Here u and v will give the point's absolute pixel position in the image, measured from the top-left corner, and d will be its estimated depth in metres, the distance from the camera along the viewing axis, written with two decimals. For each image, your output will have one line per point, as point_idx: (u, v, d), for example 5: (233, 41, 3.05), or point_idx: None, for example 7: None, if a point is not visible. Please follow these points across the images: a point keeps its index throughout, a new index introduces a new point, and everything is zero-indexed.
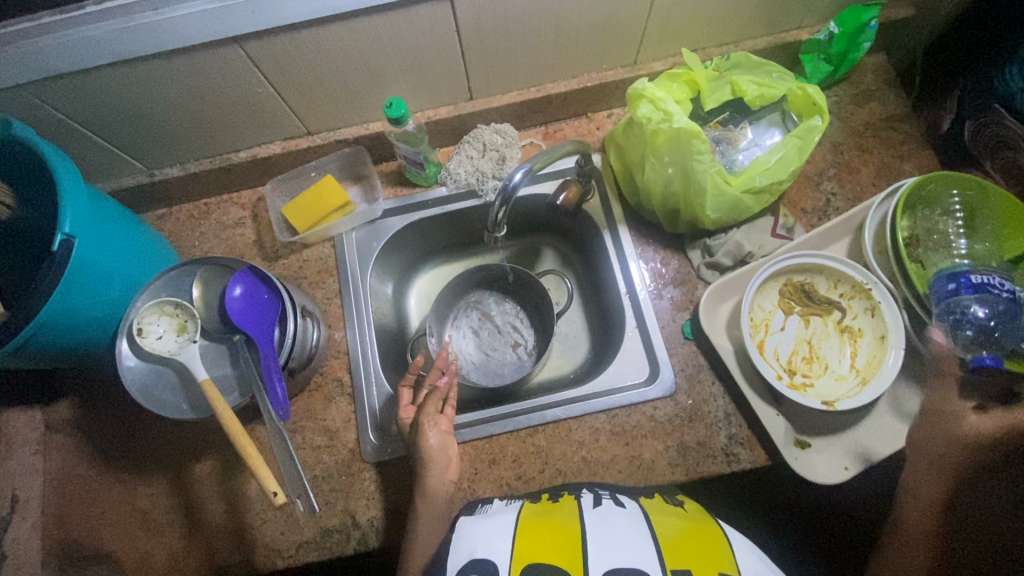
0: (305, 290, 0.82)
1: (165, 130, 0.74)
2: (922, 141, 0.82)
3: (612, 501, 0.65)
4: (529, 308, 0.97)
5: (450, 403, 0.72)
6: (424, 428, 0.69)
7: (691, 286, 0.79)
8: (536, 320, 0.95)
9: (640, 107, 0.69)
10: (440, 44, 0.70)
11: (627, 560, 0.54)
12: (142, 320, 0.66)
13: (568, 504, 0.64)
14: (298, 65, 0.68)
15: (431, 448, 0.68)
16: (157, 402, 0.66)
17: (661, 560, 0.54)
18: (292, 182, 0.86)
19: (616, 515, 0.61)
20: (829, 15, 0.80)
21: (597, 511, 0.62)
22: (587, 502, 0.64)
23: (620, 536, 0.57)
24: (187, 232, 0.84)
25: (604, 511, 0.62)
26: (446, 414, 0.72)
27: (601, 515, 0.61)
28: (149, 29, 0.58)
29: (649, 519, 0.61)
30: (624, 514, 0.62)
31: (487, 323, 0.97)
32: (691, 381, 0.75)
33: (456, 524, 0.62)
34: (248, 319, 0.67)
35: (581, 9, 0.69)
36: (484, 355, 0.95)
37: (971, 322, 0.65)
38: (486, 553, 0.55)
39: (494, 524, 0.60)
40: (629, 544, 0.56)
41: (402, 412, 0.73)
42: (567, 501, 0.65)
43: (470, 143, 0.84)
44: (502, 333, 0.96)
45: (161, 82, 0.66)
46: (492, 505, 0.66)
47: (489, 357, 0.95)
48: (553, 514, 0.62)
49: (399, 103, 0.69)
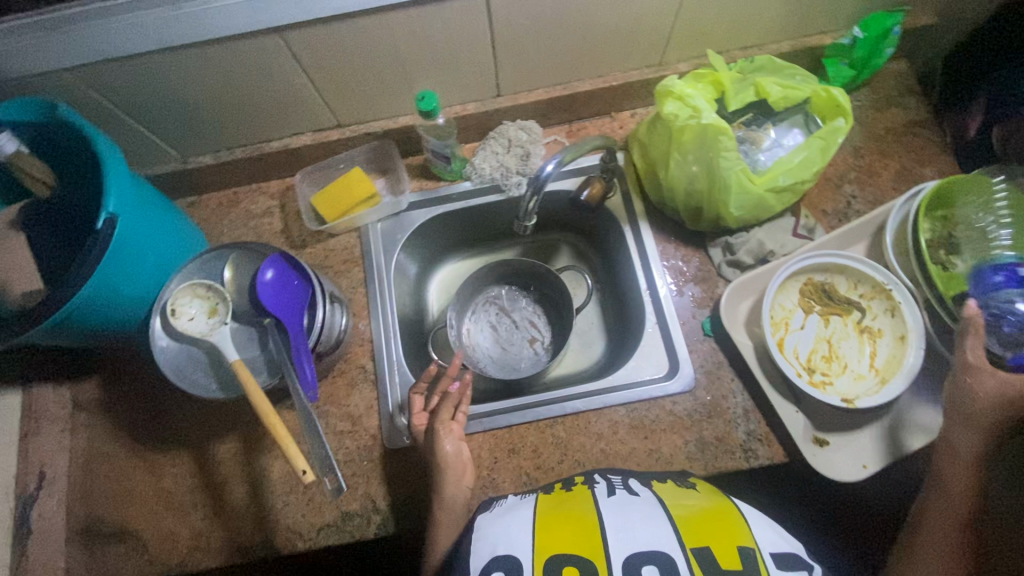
0: (330, 278, 0.83)
1: (202, 118, 0.76)
2: (942, 147, 0.83)
3: (626, 489, 0.64)
4: (548, 304, 0.98)
5: (461, 409, 0.73)
6: (444, 426, 0.70)
7: (712, 284, 0.80)
8: (553, 315, 0.97)
9: (667, 104, 0.71)
10: (473, 39, 0.71)
11: (646, 544, 0.56)
12: (175, 300, 0.68)
13: (581, 495, 0.64)
14: (333, 57, 0.69)
15: (447, 456, 0.69)
16: (188, 381, 0.67)
17: (681, 540, 0.56)
18: (321, 173, 0.88)
19: (633, 501, 0.62)
20: (853, 21, 0.82)
21: (611, 500, 0.62)
22: (602, 491, 0.64)
23: (639, 527, 0.58)
24: (216, 219, 0.86)
25: (619, 500, 0.62)
26: (458, 420, 0.72)
27: (615, 506, 0.61)
28: (194, 18, 0.60)
29: (665, 503, 0.62)
30: (639, 501, 0.62)
31: (504, 317, 0.98)
32: (711, 377, 0.76)
33: (474, 525, 0.64)
34: (279, 302, 0.69)
35: (611, 9, 0.71)
36: (502, 349, 0.96)
37: (1011, 318, 0.67)
38: (508, 550, 0.57)
39: (514, 520, 0.61)
40: (648, 530, 0.58)
41: (415, 419, 0.73)
42: (580, 491, 0.65)
43: (496, 139, 0.86)
44: (519, 328, 0.97)
45: (201, 69, 0.68)
46: (506, 500, 0.67)
47: (507, 351, 0.96)
48: (568, 505, 0.62)
49: (431, 96, 0.71)
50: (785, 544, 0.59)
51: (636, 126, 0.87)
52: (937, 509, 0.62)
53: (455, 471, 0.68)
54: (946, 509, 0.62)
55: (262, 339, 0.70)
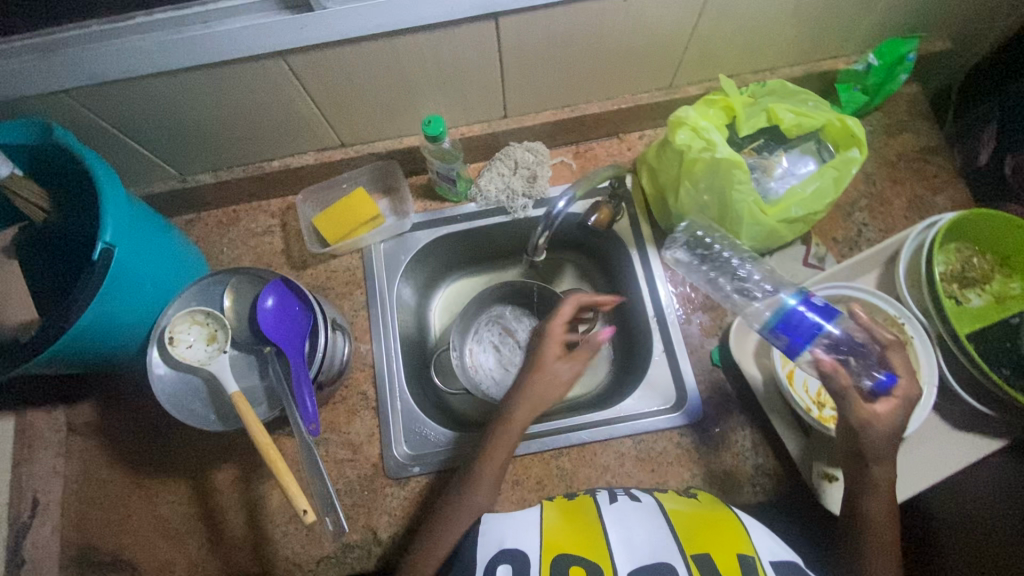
0: (332, 301, 0.82)
1: (201, 137, 0.74)
2: (955, 174, 0.82)
3: (627, 496, 0.67)
4: None
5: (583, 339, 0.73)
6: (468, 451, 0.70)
7: (720, 312, 0.79)
8: None
9: (679, 133, 0.70)
10: (481, 63, 0.69)
11: (649, 556, 0.59)
12: (173, 327, 0.67)
13: (585, 502, 0.67)
14: (338, 79, 0.67)
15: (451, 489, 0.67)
16: (186, 411, 0.66)
17: (681, 546, 0.59)
18: (322, 193, 0.86)
19: (635, 511, 0.64)
20: (867, 46, 0.80)
21: (613, 509, 0.65)
22: (603, 499, 0.67)
23: (641, 537, 0.61)
24: (215, 238, 0.84)
25: (621, 508, 0.65)
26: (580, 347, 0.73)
27: (617, 515, 0.64)
28: (193, 44, 0.58)
29: (665, 512, 0.64)
30: (640, 510, 0.65)
31: (507, 338, 0.97)
32: (718, 409, 0.75)
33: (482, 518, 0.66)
34: (280, 331, 0.67)
35: (623, 35, 0.69)
36: (504, 370, 0.94)
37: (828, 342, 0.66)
38: (515, 543, 0.61)
39: (522, 525, 0.63)
40: (648, 539, 0.60)
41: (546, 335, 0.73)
42: (583, 498, 0.68)
43: (502, 160, 0.84)
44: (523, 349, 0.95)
45: (202, 91, 0.66)
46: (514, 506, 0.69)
47: (509, 372, 0.93)
48: (572, 511, 0.65)
49: (437, 121, 0.69)
50: (784, 552, 0.60)
51: (644, 148, 0.86)
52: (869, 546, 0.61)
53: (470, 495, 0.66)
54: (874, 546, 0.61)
55: (262, 368, 0.69)
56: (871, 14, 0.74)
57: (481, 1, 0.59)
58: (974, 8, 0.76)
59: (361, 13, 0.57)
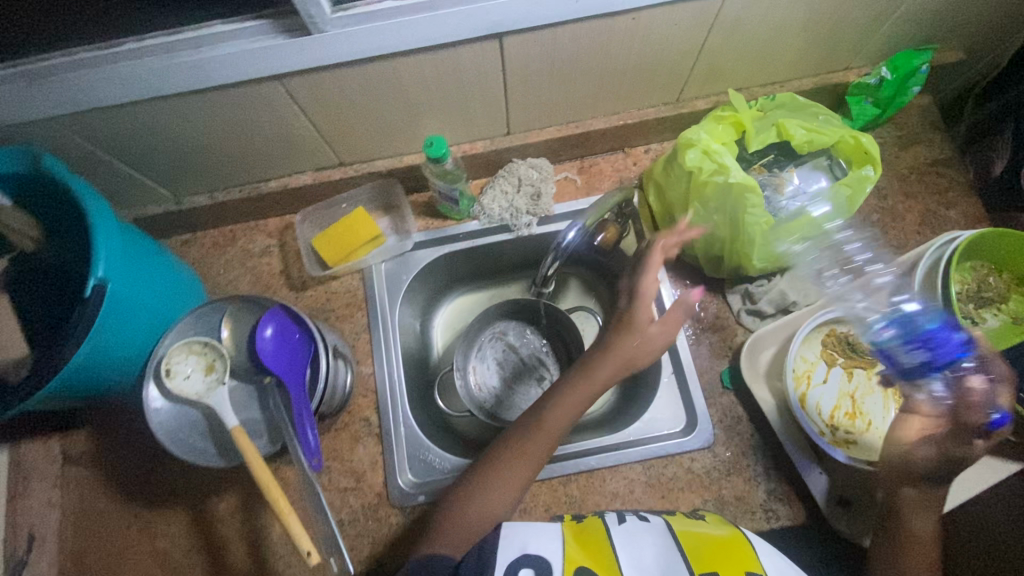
0: (332, 324, 0.80)
1: (196, 159, 0.72)
2: (968, 187, 0.80)
3: (636, 516, 0.66)
4: (555, 339, 0.93)
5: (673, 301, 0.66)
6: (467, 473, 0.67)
7: (731, 332, 0.77)
8: (562, 352, 0.92)
9: (689, 154, 0.68)
10: (484, 81, 0.67)
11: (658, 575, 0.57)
12: (170, 359, 0.65)
13: (593, 523, 0.65)
14: (335, 101, 0.65)
15: None
16: (185, 447, 0.64)
17: (690, 567, 0.57)
18: (321, 212, 0.84)
19: (644, 533, 0.62)
20: (878, 58, 0.78)
21: (621, 530, 0.63)
22: (612, 519, 0.65)
23: (649, 558, 0.59)
24: (212, 260, 0.82)
25: (630, 529, 0.63)
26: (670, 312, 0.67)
27: (626, 535, 0.62)
28: (185, 69, 0.56)
29: (674, 533, 0.62)
30: (649, 531, 0.63)
31: (512, 354, 0.93)
32: (730, 433, 0.73)
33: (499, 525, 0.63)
34: (280, 361, 0.65)
35: (630, 52, 0.67)
36: (509, 388, 0.91)
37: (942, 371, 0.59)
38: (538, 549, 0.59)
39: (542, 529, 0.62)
40: (657, 558, 0.59)
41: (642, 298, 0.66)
42: (591, 520, 0.66)
43: (504, 177, 0.82)
44: (527, 365, 0.93)
45: (195, 114, 0.63)
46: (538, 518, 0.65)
47: (514, 390, 0.91)
48: (579, 531, 0.63)
49: (440, 142, 0.67)
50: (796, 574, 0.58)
51: (650, 163, 0.84)
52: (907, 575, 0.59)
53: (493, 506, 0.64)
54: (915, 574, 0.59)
55: (261, 400, 0.67)
56: (883, 26, 0.72)
57: (485, 22, 0.56)
58: (988, 19, 0.74)
59: (359, 36, 0.55)
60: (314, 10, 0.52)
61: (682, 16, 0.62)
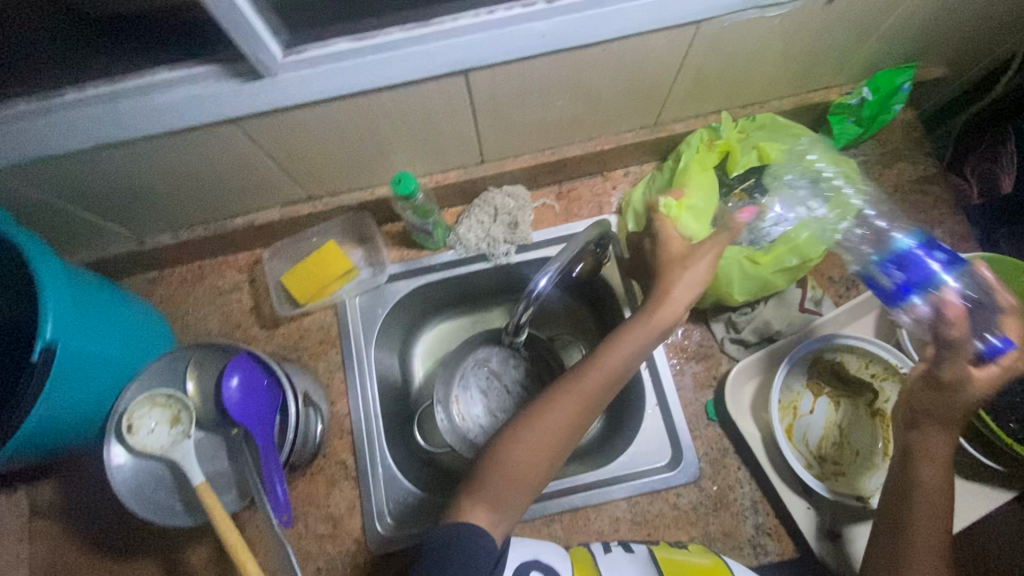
0: (305, 362, 0.77)
1: (156, 200, 0.69)
2: (953, 205, 0.79)
3: (622, 547, 0.64)
4: (540, 364, 0.89)
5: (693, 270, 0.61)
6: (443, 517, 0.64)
7: (714, 361, 0.76)
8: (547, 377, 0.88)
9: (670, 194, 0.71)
10: (452, 115, 0.65)
11: None
12: (131, 413, 0.62)
13: (580, 550, 0.64)
14: (297, 139, 0.63)
15: None
16: (150, 504, 0.61)
17: None
18: (292, 246, 0.81)
19: (624, 557, 0.62)
20: (859, 76, 0.76)
21: (606, 559, 0.62)
22: (597, 548, 0.64)
23: None
24: (180, 298, 0.79)
25: (614, 559, 0.62)
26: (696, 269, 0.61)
27: (609, 565, 0.61)
28: (132, 116, 0.53)
29: (656, 560, 0.61)
30: (632, 562, 0.61)
31: (497, 383, 0.88)
32: (716, 466, 0.72)
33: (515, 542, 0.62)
34: (248, 411, 0.62)
35: (602, 82, 0.65)
36: (494, 418, 0.85)
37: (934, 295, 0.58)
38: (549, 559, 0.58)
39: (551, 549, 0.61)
40: None
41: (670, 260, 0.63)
42: (578, 548, 0.65)
43: (481, 207, 0.79)
44: (512, 392, 0.87)
45: (151, 158, 0.61)
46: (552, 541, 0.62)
47: (499, 419, 0.85)
48: (573, 555, 0.62)
49: (407, 179, 0.66)
50: None
51: (629, 186, 0.82)
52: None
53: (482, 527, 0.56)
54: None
55: (230, 451, 0.64)
56: (863, 47, 0.70)
57: (449, 59, 0.54)
58: (970, 36, 0.72)
59: (316, 79, 0.53)
60: (265, 57, 0.49)
61: (654, 46, 0.60)
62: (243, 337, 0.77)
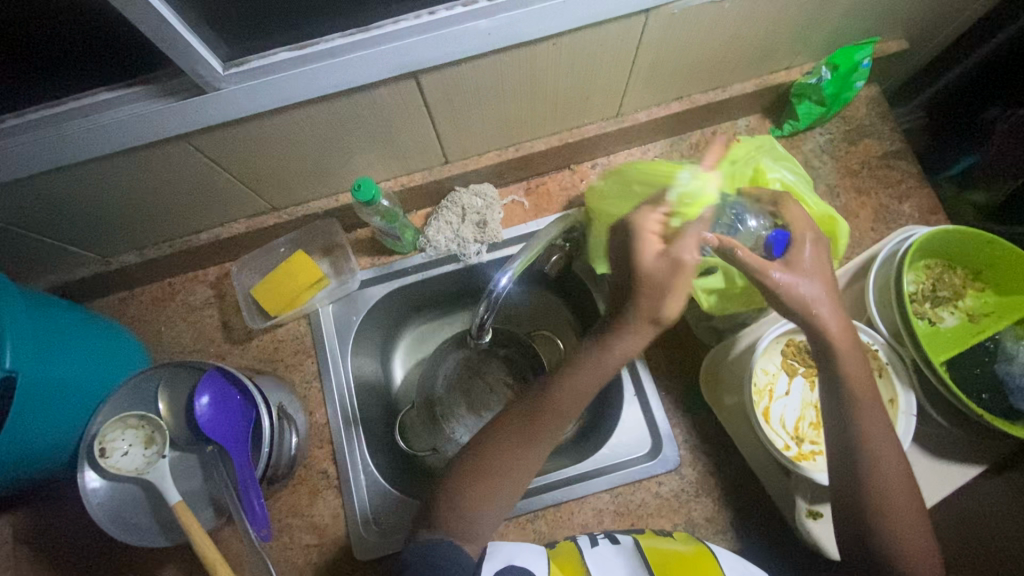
0: (281, 374, 0.76)
1: (114, 221, 0.69)
2: (920, 178, 0.79)
3: (608, 538, 0.62)
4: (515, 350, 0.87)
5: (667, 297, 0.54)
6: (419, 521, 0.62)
7: (689, 348, 0.76)
8: (524, 363, 0.86)
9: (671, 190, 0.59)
10: (408, 117, 0.64)
11: None
12: (104, 437, 0.61)
13: (565, 545, 0.62)
14: (253, 151, 0.62)
15: None
16: (128, 526, 0.61)
17: None
18: (261, 258, 0.81)
19: (612, 555, 0.59)
20: (818, 56, 0.76)
21: (593, 551, 0.60)
22: (585, 542, 0.62)
23: None
24: (151, 317, 0.79)
25: (602, 552, 0.60)
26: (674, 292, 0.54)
27: (597, 558, 0.59)
28: (76, 139, 0.52)
29: (642, 552, 0.59)
30: (618, 553, 0.59)
31: (482, 389, 0.85)
32: (695, 452, 0.72)
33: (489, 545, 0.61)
34: (221, 429, 0.62)
35: (555, 77, 0.64)
36: (480, 415, 0.83)
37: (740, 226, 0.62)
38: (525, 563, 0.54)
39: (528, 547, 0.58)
40: None
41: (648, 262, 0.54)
42: (564, 543, 0.63)
43: (449, 208, 0.79)
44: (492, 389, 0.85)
45: (104, 178, 0.60)
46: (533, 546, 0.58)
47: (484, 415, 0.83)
48: (553, 554, 0.60)
49: (368, 185, 0.65)
50: None
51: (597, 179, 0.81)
52: (910, 566, 0.54)
53: (455, 522, 0.56)
54: (914, 567, 0.54)
55: (206, 469, 0.64)
56: (819, 28, 0.70)
57: (396, 61, 0.54)
58: (926, 9, 0.72)
59: (261, 89, 0.52)
60: (203, 70, 0.49)
61: (603, 38, 0.60)
62: (217, 352, 0.77)
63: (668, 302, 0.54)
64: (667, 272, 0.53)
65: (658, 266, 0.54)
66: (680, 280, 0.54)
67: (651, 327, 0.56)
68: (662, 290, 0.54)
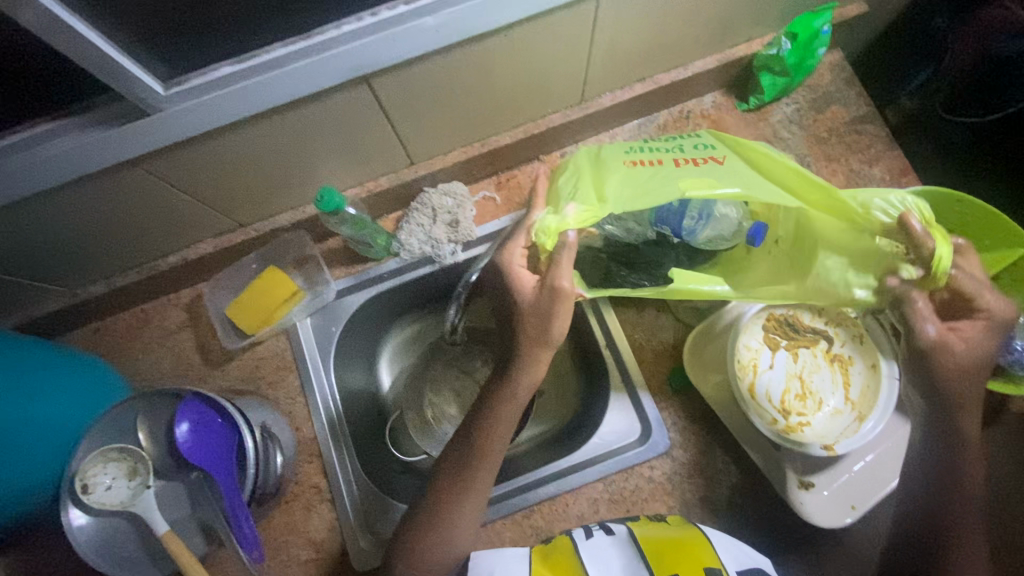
0: (264, 392, 0.75)
1: (74, 252, 0.67)
2: (888, 141, 0.78)
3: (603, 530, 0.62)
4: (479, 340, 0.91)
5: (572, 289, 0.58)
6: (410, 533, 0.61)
7: (672, 330, 0.76)
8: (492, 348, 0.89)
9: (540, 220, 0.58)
10: (366, 122, 0.63)
11: None
12: (85, 473, 0.60)
13: (561, 540, 0.62)
14: (209, 169, 0.61)
15: None
16: (118, 561, 0.60)
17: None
18: (233, 276, 0.79)
19: (609, 550, 0.59)
20: (777, 25, 0.75)
21: (589, 546, 0.60)
22: (579, 535, 0.62)
23: None
24: (126, 346, 0.77)
25: (598, 546, 0.60)
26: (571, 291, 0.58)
27: (593, 554, 0.58)
28: (19, 173, 0.51)
29: (636, 543, 0.59)
30: (614, 547, 0.59)
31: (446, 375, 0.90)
32: (685, 434, 0.72)
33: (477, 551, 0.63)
34: (205, 455, 0.60)
35: (510, 71, 0.63)
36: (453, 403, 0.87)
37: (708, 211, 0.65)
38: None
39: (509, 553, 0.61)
40: None
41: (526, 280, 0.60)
42: (559, 538, 0.63)
43: (419, 209, 0.77)
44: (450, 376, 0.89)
45: (56, 211, 0.59)
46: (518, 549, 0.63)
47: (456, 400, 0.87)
48: (543, 553, 0.60)
49: (331, 195, 0.63)
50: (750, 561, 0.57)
51: None
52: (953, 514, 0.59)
53: None
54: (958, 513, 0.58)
55: (193, 496, 0.63)
56: None
57: (348, 64, 0.52)
58: None
59: (207, 106, 0.51)
60: (143, 92, 0.48)
61: (556, 25, 0.58)
62: (197, 375, 0.76)
63: (555, 327, 0.58)
64: (548, 301, 0.57)
65: (539, 296, 0.58)
66: (563, 306, 0.57)
67: (542, 349, 0.60)
68: (548, 317, 0.58)
